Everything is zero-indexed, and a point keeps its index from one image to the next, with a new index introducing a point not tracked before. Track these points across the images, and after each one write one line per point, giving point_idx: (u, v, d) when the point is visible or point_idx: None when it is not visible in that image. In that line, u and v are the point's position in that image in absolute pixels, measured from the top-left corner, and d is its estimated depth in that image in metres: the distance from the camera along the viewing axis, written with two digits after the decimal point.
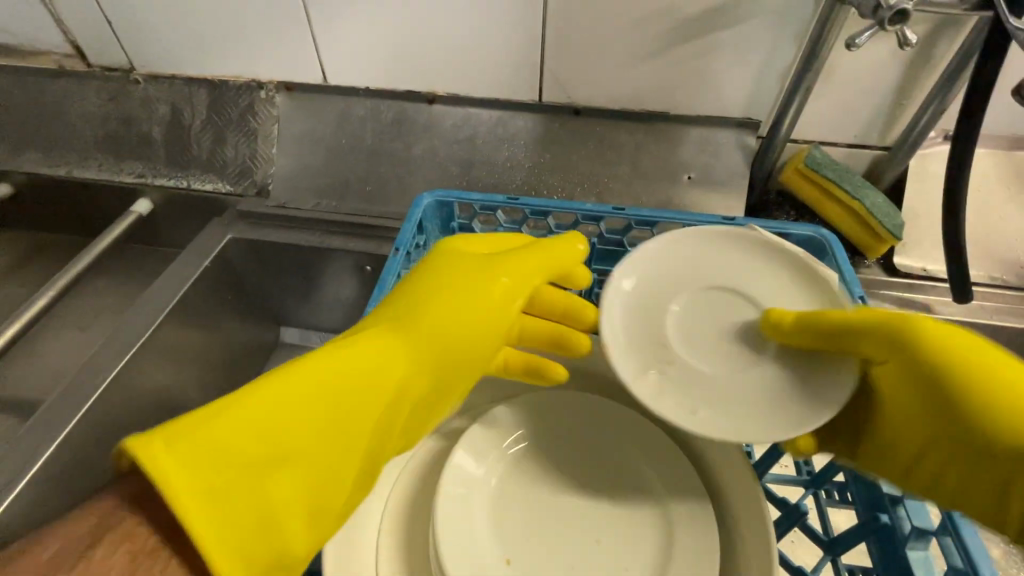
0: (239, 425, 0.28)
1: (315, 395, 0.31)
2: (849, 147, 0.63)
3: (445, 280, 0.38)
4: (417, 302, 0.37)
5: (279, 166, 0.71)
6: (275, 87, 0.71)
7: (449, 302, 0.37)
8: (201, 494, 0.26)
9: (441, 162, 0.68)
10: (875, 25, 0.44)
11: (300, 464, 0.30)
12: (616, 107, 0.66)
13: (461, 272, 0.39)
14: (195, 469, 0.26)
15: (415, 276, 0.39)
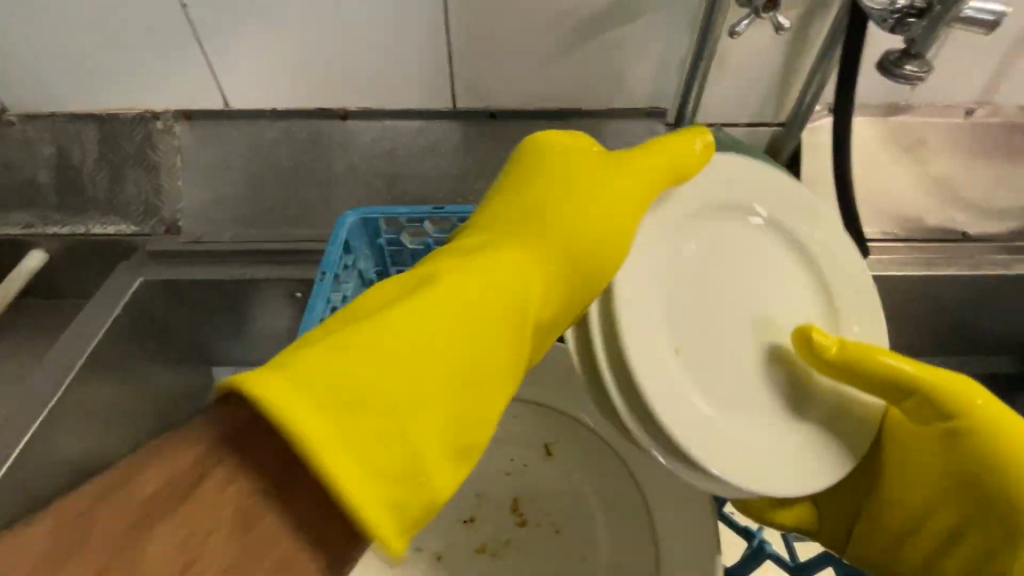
0: (363, 354, 0.27)
1: (414, 335, 0.29)
2: (749, 126, 0.68)
3: (556, 206, 0.38)
4: (512, 266, 0.35)
5: (188, 199, 0.67)
6: (172, 116, 0.67)
7: (518, 281, 0.34)
8: (338, 442, 0.24)
9: (362, 178, 0.67)
10: (753, 12, 0.47)
11: (377, 403, 0.26)
12: (530, 107, 0.67)
13: (558, 164, 0.40)
14: (323, 415, 0.24)
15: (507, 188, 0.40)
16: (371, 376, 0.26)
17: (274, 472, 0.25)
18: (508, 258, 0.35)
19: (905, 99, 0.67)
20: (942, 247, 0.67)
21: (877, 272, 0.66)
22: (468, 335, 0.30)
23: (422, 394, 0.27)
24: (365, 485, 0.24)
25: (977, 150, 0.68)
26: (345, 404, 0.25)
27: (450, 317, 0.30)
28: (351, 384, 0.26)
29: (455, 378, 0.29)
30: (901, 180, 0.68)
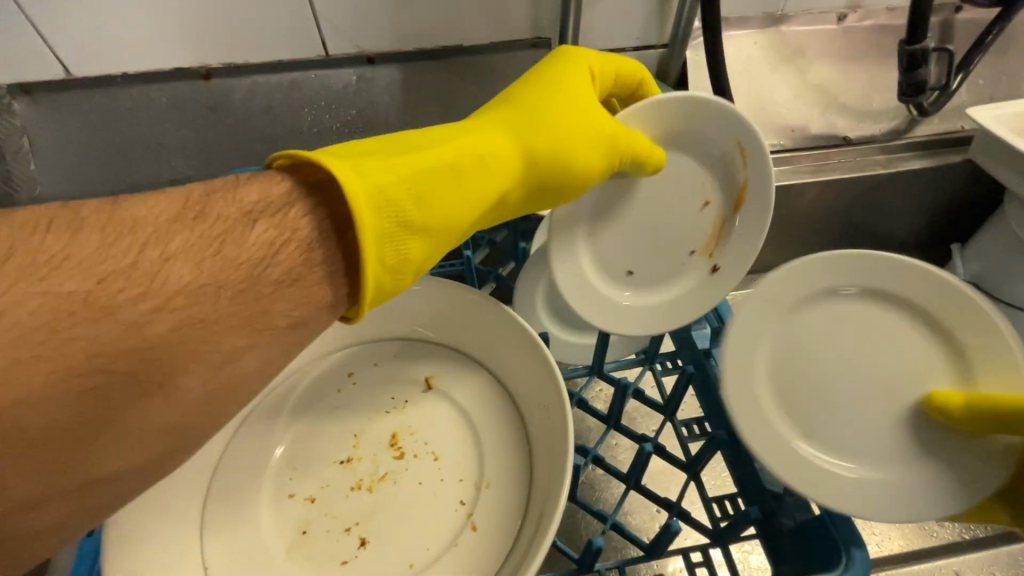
0: (397, 167, 0.33)
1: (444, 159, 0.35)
2: (636, 50, 0.67)
3: (548, 106, 0.41)
4: (519, 121, 0.41)
5: (44, 185, 0.61)
6: (8, 93, 0.60)
7: (544, 143, 0.40)
8: (360, 191, 0.30)
9: (239, 141, 0.63)
10: None
11: (412, 203, 0.33)
12: (411, 49, 0.64)
13: (559, 101, 0.42)
14: (357, 175, 0.31)
15: (517, 108, 0.42)
16: (422, 180, 0.33)
17: (338, 232, 0.30)
18: (525, 118, 0.41)
19: (781, 8, 0.68)
20: (827, 152, 0.70)
21: None
22: (481, 166, 0.37)
23: (444, 199, 0.34)
24: (381, 238, 0.31)
25: (853, 55, 0.70)
26: (380, 184, 0.31)
27: (474, 151, 0.36)
28: (395, 178, 0.32)
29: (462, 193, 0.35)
30: (784, 91, 0.69)
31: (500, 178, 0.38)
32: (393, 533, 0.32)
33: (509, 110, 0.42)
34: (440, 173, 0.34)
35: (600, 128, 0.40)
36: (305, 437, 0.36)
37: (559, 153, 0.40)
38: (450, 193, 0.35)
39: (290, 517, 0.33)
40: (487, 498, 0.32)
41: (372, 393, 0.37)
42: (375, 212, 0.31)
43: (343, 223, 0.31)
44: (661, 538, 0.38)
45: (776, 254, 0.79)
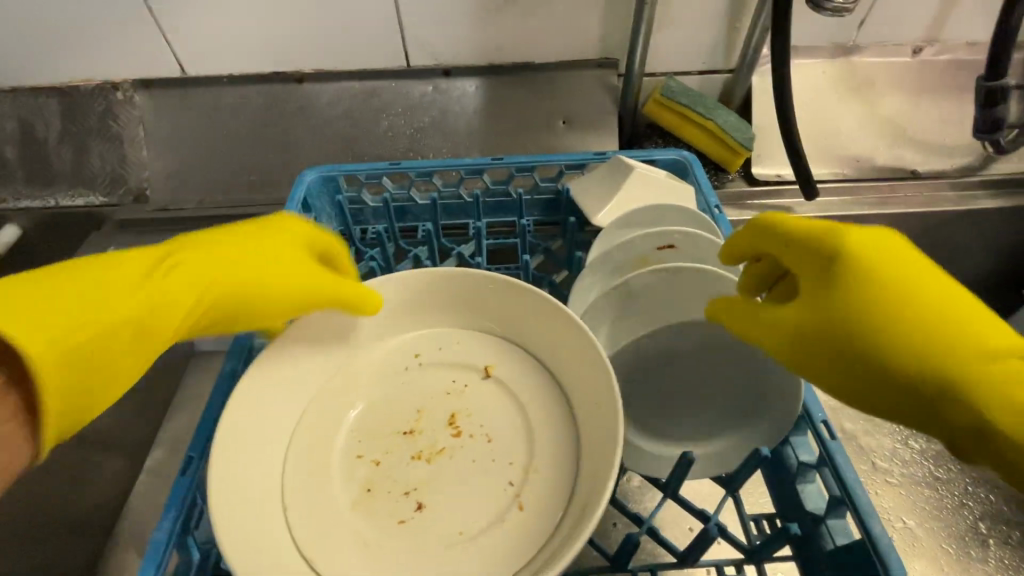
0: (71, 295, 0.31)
1: (99, 297, 0.32)
2: (701, 74, 0.68)
3: (252, 241, 0.39)
4: (222, 255, 0.37)
5: (152, 168, 0.68)
6: (131, 86, 0.68)
7: (246, 274, 0.37)
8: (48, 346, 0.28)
9: (320, 139, 0.68)
10: None
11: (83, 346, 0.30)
12: (484, 63, 0.68)
13: (276, 241, 0.39)
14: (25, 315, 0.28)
15: (186, 244, 0.37)
16: (79, 335, 0.30)
17: None
18: (238, 253, 0.38)
19: (853, 39, 0.68)
20: (892, 185, 0.69)
21: (828, 211, 0.67)
22: (111, 295, 0.32)
23: (48, 350, 0.28)
24: (61, 375, 0.29)
25: (927, 88, 0.69)
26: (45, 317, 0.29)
27: (141, 293, 0.33)
28: (43, 314, 0.29)
29: (63, 330, 0.29)
30: (851, 120, 0.69)
31: (173, 294, 0.34)
32: (446, 502, 0.35)
33: (230, 239, 0.39)
34: (88, 311, 0.31)
35: (301, 268, 0.38)
36: (369, 407, 0.40)
37: (262, 294, 0.37)
38: (100, 333, 0.31)
39: (352, 479, 0.36)
40: (535, 481, 0.35)
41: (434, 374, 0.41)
42: (58, 370, 0.29)
43: (18, 374, 0.28)
44: (698, 544, 0.39)
45: None
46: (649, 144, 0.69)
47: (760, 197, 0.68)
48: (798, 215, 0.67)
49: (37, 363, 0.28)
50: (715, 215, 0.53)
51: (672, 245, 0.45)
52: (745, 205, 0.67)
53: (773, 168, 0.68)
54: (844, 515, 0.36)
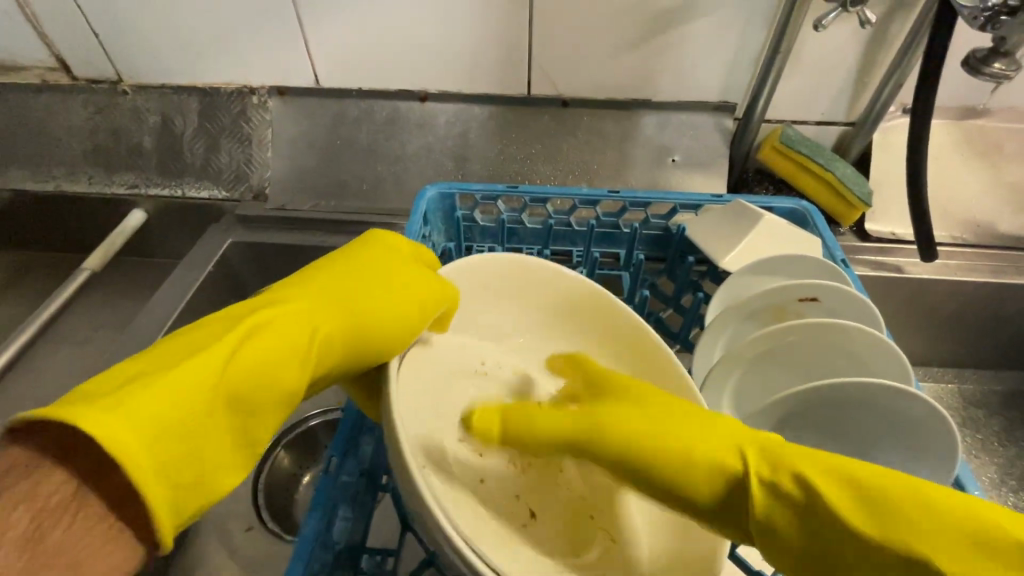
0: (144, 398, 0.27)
1: (252, 356, 0.31)
2: (818, 124, 0.68)
3: (360, 262, 0.40)
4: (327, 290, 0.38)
5: (274, 169, 0.72)
6: (267, 92, 0.73)
7: (369, 294, 0.38)
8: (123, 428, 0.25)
9: (436, 157, 0.70)
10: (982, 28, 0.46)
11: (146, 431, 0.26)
12: (601, 97, 0.70)
13: (372, 261, 0.41)
14: (117, 414, 0.25)
15: (320, 272, 0.39)
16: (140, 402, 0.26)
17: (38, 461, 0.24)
18: (350, 282, 0.39)
19: (983, 103, 0.66)
20: (1013, 255, 0.66)
21: (943, 274, 0.65)
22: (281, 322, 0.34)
23: (211, 364, 0.30)
24: (161, 470, 0.26)
25: None
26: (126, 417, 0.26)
27: (242, 332, 0.32)
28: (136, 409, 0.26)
29: (218, 372, 0.30)
30: (973, 184, 0.67)
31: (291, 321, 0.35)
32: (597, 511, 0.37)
33: (349, 264, 0.40)
34: (167, 392, 0.28)
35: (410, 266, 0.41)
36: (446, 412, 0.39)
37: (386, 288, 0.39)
38: (234, 371, 0.30)
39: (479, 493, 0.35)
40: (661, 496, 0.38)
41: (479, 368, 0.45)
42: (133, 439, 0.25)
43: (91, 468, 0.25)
44: None
45: (932, 349, 0.74)
46: (759, 190, 0.69)
47: (870, 253, 0.66)
48: (910, 276, 0.65)
49: (137, 471, 0.24)
50: (843, 268, 0.52)
51: (816, 298, 0.44)
52: (855, 259, 0.66)
53: (888, 225, 0.66)
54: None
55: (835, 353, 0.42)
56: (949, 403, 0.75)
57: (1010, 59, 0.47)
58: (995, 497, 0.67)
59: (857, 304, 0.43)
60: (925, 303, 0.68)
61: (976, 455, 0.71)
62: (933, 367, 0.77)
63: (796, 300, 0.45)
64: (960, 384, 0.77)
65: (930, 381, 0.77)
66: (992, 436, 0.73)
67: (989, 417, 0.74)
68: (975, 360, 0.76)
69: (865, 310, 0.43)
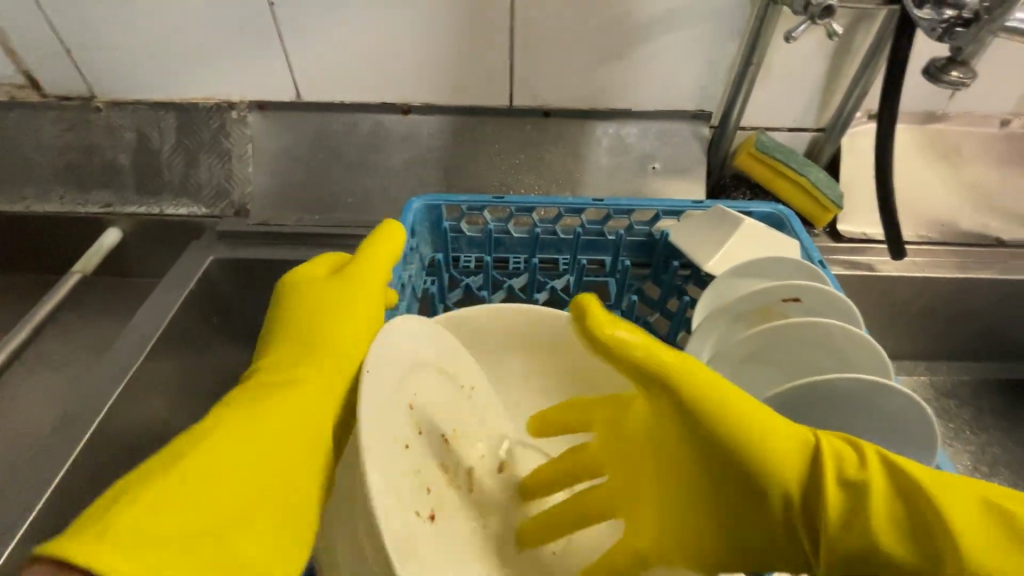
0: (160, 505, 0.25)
1: (254, 422, 0.31)
2: (790, 130, 0.71)
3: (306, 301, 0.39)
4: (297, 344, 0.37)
5: (255, 184, 0.71)
6: (246, 107, 0.72)
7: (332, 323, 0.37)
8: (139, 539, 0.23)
9: (420, 169, 0.71)
10: (941, 38, 0.48)
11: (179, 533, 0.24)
12: (582, 107, 0.71)
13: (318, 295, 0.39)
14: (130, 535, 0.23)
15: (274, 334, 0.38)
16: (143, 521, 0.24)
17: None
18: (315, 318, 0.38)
19: (942, 108, 0.70)
20: (977, 251, 0.69)
21: (913, 272, 0.67)
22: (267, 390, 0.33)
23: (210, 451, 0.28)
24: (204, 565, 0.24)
25: (1011, 159, 0.71)
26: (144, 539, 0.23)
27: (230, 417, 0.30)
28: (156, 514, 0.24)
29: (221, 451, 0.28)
30: (936, 185, 0.70)
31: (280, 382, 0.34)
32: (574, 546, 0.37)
33: (299, 309, 0.39)
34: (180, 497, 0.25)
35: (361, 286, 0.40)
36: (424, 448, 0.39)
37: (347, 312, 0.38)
38: (238, 445, 0.29)
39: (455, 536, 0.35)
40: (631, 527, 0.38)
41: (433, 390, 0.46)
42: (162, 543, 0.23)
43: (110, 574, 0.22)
44: None
45: (905, 344, 0.77)
46: (737, 195, 0.71)
47: (844, 253, 0.69)
48: (883, 274, 0.67)
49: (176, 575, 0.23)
50: (821, 268, 0.54)
51: (798, 298, 0.46)
52: (830, 260, 0.68)
53: (859, 226, 0.69)
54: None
55: (819, 351, 0.43)
56: (923, 395, 0.78)
57: (968, 68, 0.50)
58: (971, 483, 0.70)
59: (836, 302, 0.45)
60: (898, 299, 0.71)
61: (951, 445, 0.74)
62: (907, 361, 0.81)
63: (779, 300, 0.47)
64: (932, 376, 0.80)
65: (905, 374, 0.80)
66: (964, 425, 0.76)
67: (960, 407, 0.77)
68: (945, 353, 0.79)
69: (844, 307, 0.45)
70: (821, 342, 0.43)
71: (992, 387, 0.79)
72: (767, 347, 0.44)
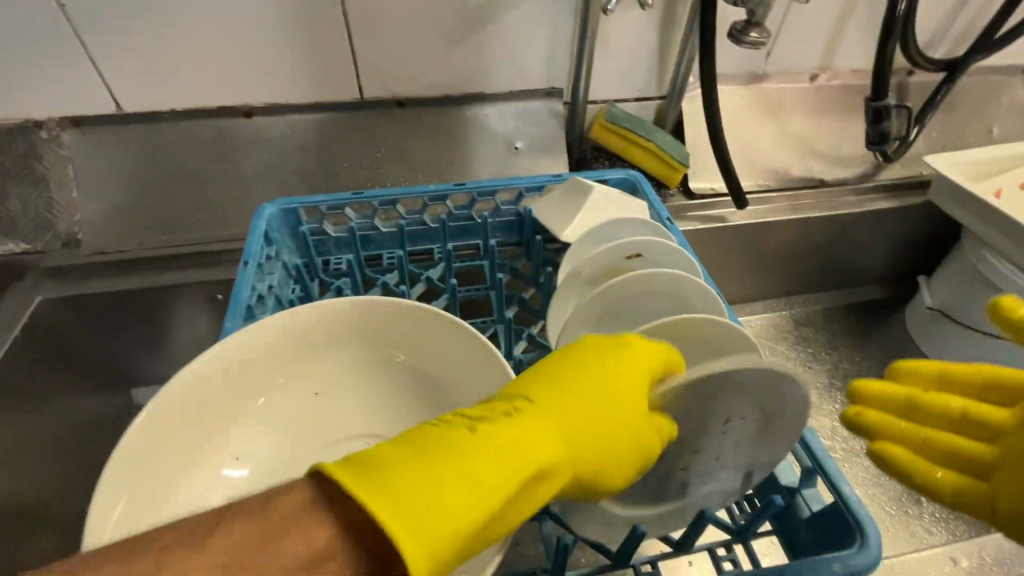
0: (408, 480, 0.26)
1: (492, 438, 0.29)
2: (636, 100, 0.75)
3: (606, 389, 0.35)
4: (570, 395, 0.34)
5: (83, 210, 0.64)
6: (59, 125, 0.64)
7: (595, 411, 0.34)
8: (394, 509, 0.24)
9: (275, 173, 0.67)
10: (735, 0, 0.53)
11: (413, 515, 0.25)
12: (437, 95, 0.71)
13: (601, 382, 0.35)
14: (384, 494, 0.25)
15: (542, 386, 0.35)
16: (383, 453, 0.27)
17: (346, 525, 0.24)
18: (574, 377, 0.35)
19: (762, 68, 0.77)
20: (807, 193, 0.78)
21: (759, 219, 0.74)
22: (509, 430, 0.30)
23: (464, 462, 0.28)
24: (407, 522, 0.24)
25: (823, 109, 0.80)
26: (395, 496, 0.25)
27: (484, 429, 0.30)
28: (400, 483, 0.25)
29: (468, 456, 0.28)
30: (766, 138, 0.78)
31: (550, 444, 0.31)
32: None
33: (557, 371, 0.36)
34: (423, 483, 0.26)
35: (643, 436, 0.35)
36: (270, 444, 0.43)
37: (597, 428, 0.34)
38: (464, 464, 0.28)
39: None
40: None
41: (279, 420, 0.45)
42: (400, 515, 0.24)
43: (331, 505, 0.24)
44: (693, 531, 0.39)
45: (764, 284, 0.86)
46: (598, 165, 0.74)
47: (697, 209, 0.74)
48: (733, 224, 0.73)
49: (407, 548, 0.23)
50: (668, 225, 0.58)
51: (640, 254, 0.49)
52: (686, 217, 0.73)
53: (707, 182, 0.75)
54: (813, 485, 0.41)
55: (666, 302, 0.47)
56: (784, 327, 0.87)
57: (760, 29, 0.55)
58: (828, 398, 0.80)
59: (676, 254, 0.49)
60: (749, 246, 0.78)
61: (811, 367, 0.83)
62: (768, 299, 0.89)
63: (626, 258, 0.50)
64: (789, 309, 0.89)
65: (768, 311, 0.89)
66: (819, 348, 0.86)
67: (814, 333, 0.87)
68: (799, 287, 0.89)
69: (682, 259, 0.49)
70: (662, 292, 0.47)
71: (840, 311, 0.90)
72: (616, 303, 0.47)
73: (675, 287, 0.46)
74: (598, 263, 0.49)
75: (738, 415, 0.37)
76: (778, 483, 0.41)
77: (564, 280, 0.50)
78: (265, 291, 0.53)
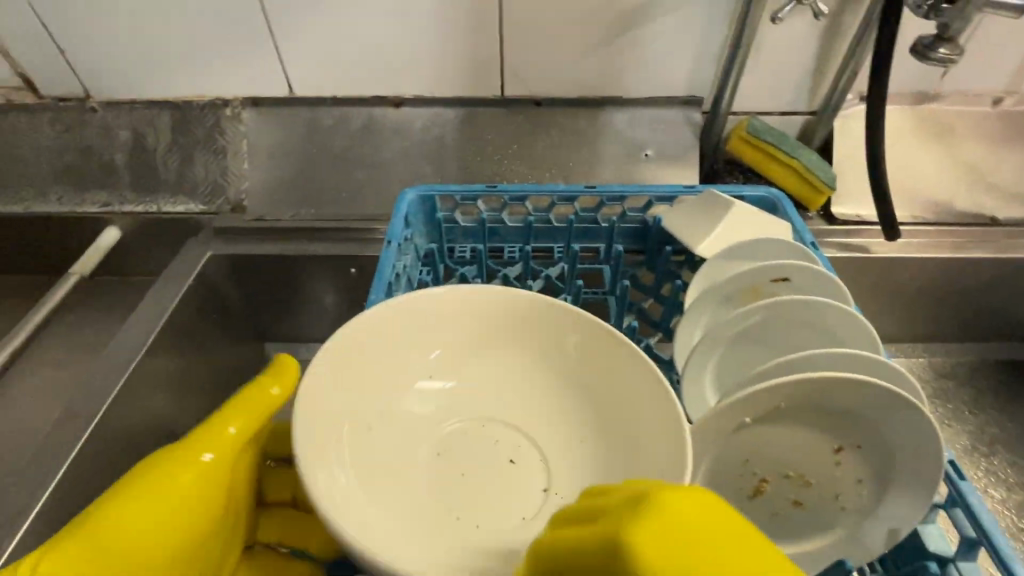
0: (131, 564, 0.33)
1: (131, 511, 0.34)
2: (782, 114, 0.71)
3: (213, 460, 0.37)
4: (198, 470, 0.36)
5: (250, 180, 0.72)
6: (240, 103, 0.73)
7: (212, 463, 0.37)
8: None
9: (414, 161, 0.71)
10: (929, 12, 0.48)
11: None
12: (573, 96, 0.71)
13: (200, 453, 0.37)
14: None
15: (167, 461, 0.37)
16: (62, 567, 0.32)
17: None
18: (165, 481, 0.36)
19: (934, 88, 0.70)
20: (971, 230, 0.69)
21: (909, 253, 0.67)
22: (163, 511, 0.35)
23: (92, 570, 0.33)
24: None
25: (1005, 137, 0.71)
26: None
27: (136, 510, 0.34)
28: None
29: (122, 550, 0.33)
30: (928, 165, 0.70)
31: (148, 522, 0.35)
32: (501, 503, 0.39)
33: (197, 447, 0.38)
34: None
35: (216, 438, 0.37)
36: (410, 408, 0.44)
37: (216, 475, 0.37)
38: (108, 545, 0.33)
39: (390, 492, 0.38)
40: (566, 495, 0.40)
41: (419, 396, 0.45)
42: None
43: None
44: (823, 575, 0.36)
45: (903, 326, 0.77)
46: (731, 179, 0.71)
47: (837, 236, 0.69)
48: (878, 255, 0.67)
49: None
50: (812, 250, 0.54)
51: (787, 277, 0.46)
52: (824, 242, 0.68)
53: (852, 208, 0.69)
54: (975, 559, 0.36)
55: (814, 332, 0.44)
56: (920, 376, 0.78)
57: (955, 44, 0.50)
58: (968, 462, 0.71)
59: (826, 282, 0.45)
60: (894, 281, 0.71)
61: (950, 425, 0.74)
62: (904, 343, 0.81)
63: (770, 280, 0.47)
64: (929, 356, 0.80)
65: (903, 355, 0.80)
66: (963, 405, 0.76)
67: (958, 387, 0.77)
68: (944, 334, 0.79)
69: (835, 289, 0.45)
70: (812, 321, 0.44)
71: (993, 367, 0.79)
72: (756, 327, 0.45)
73: (827, 317, 0.43)
74: (740, 281, 0.47)
75: (850, 444, 0.37)
76: (927, 549, 0.37)
77: (700, 295, 0.48)
78: (401, 270, 0.57)
